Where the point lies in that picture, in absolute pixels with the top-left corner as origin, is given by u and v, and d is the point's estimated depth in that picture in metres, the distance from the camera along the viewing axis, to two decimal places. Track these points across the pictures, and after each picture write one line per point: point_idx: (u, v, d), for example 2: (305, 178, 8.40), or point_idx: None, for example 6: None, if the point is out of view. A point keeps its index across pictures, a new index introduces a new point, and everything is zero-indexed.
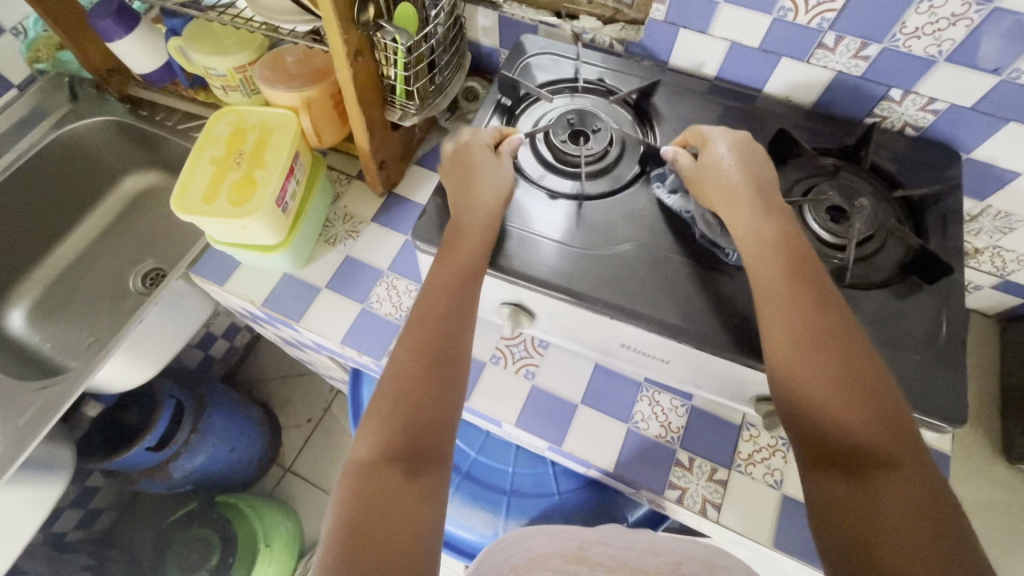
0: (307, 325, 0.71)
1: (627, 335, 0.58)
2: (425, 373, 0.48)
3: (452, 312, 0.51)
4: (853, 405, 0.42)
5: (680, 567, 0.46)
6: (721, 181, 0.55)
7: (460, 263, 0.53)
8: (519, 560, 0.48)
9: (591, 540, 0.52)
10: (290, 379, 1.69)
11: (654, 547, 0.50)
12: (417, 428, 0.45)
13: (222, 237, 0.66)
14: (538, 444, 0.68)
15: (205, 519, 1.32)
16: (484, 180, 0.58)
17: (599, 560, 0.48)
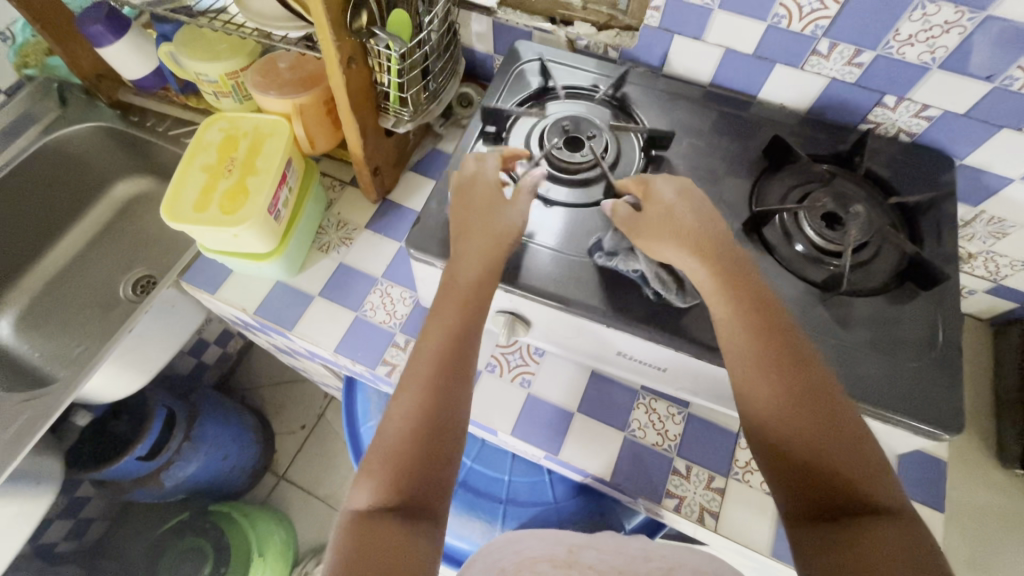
0: (300, 333, 0.70)
1: (624, 343, 0.57)
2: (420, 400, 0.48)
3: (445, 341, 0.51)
4: (834, 467, 0.43)
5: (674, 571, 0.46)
6: (676, 229, 0.51)
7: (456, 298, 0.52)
8: (507, 564, 0.48)
9: (585, 544, 0.51)
10: (284, 386, 1.68)
11: (645, 553, 0.49)
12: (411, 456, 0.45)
13: (213, 246, 0.65)
14: (534, 453, 0.67)
15: (198, 529, 1.30)
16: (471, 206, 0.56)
17: (588, 564, 0.48)
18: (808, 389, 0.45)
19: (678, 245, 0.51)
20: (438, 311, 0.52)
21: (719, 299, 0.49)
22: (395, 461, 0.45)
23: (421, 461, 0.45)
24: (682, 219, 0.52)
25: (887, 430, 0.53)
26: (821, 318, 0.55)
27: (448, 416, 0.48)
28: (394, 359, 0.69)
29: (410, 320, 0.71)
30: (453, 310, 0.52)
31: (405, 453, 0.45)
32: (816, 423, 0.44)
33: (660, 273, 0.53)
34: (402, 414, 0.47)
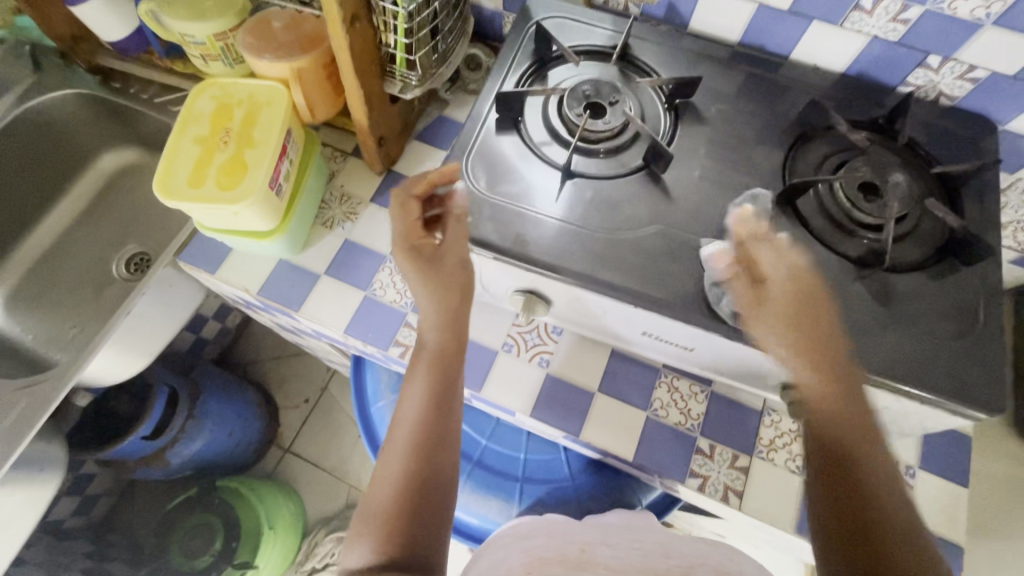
0: (307, 314, 0.68)
1: (649, 323, 0.55)
2: (405, 459, 0.52)
3: (429, 399, 0.55)
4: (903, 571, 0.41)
5: (692, 571, 0.44)
6: (782, 315, 0.48)
7: (436, 362, 0.56)
8: (515, 564, 0.46)
9: (602, 543, 0.50)
10: (286, 360, 1.67)
11: (664, 552, 0.48)
12: (396, 516, 0.49)
13: (211, 224, 0.61)
14: (553, 433, 0.66)
15: (207, 504, 1.30)
16: (431, 254, 0.56)
17: (602, 564, 0.45)
18: (853, 489, 0.45)
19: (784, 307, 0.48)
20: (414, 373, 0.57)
21: (812, 387, 0.48)
22: (383, 520, 0.50)
23: (404, 516, 0.50)
24: (801, 272, 0.49)
25: (920, 410, 0.52)
26: (857, 296, 0.53)
27: (428, 474, 0.52)
28: (407, 340, 0.66)
29: None
30: (429, 373, 0.56)
31: (399, 510, 0.50)
32: (863, 525, 0.44)
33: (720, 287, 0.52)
34: (389, 475, 0.52)
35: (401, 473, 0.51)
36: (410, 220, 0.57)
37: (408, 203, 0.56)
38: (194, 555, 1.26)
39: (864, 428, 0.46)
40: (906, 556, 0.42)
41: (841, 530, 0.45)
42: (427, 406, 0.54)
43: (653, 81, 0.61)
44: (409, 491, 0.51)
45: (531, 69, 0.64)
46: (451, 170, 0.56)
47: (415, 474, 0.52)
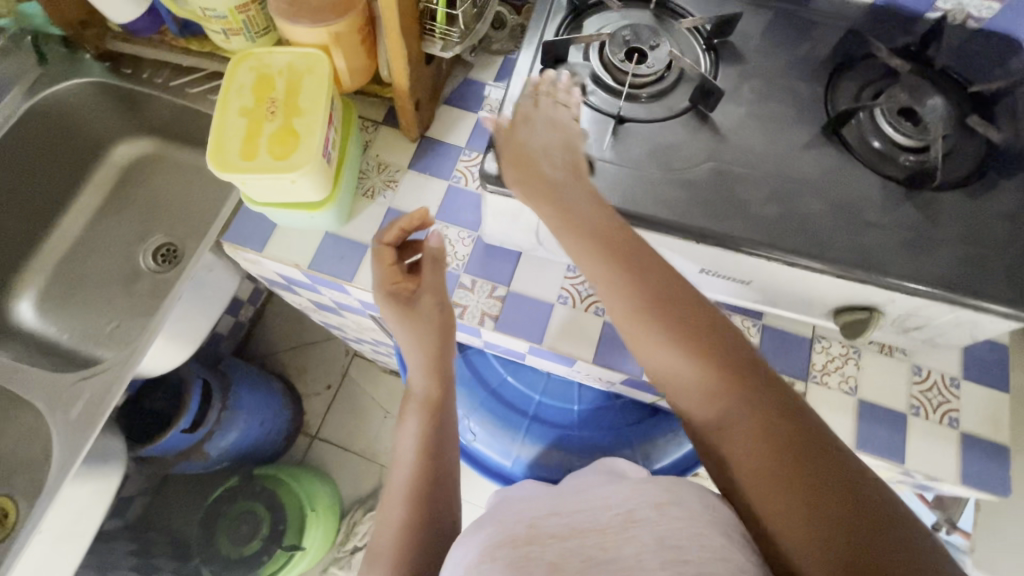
0: (361, 283, 0.68)
1: (708, 258, 0.57)
2: (406, 502, 0.58)
3: (426, 439, 0.61)
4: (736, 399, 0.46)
5: (633, 513, 0.42)
6: (538, 171, 0.55)
7: (429, 410, 0.63)
8: (471, 559, 0.44)
9: (566, 499, 0.47)
10: (303, 349, 1.68)
11: (607, 500, 0.44)
12: (405, 555, 0.55)
13: (262, 198, 0.61)
14: (614, 378, 0.68)
15: (248, 493, 1.29)
16: (413, 315, 0.63)
17: (549, 534, 0.43)
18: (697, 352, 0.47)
19: (535, 187, 0.54)
20: (407, 418, 0.63)
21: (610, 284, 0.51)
22: (395, 560, 0.55)
23: (414, 551, 0.55)
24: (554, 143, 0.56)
25: (971, 318, 0.55)
26: (908, 215, 0.55)
27: (435, 508, 0.58)
28: (463, 301, 0.67)
29: (473, 260, 0.69)
30: (420, 416, 0.63)
31: (404, 549, 0.55)
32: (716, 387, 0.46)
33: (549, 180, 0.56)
34: (392, 522, 0.57)
35: (406, 519, 0.57)
36: (389, 266, 0.65)
37: (382, 251, 0.64)
38: (241, 542, 1.25)
39: (678, 300, 0.49)
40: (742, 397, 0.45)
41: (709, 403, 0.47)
42: (422, 445, 0.61)
43: (691, 23, 0.62)
44: (410, 535, 0.56)
45: (567, 20, 0.64)
46: (421, 215, 0.64)
47: (414, 519, 0.57)
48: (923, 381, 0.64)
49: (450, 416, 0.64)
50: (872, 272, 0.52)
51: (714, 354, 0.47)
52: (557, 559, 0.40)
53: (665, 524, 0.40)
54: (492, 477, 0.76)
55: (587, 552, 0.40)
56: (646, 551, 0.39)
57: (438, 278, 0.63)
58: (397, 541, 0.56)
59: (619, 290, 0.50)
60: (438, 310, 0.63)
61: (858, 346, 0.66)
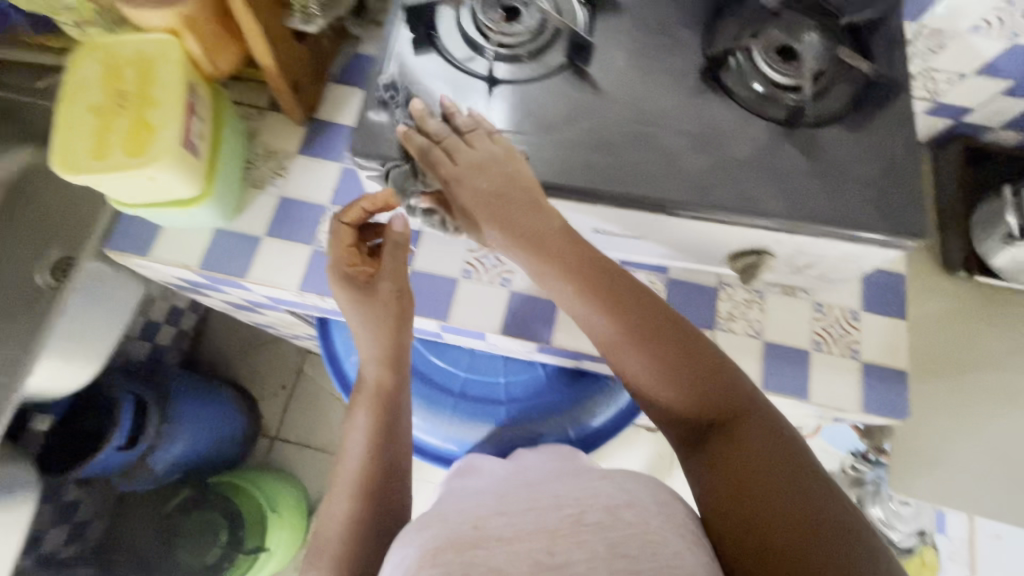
0: (256, 278, 0.65)
1: (596, 217, 0.57)
2: (356, 491, 0.58)
3: (377, 427, 0.62)
4: (695, 404, 0.50)
5: (581, 518, 0.44)
6: (499, 188, 0.51)
7: (382, 399, 0.63)
8: (410, 559, 0.44)
9: (512, 497, 0.49)
10: (254, 352, 1.64)
11: (555, 500, 0.47)
12: (354, 544, 0.56)
13: (130, 199, 0.57)
14: (527, 348, 0.68)
15: (206, 502, 1.27)
16: (367, 307, 0.60)
17: (494, 535, 0.44)
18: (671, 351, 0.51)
19: (499, 223, 0.52)
20: (359, 405, 0.63)
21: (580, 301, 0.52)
22: (344, 550, 0.56)
23: (363, 541, 0.57)
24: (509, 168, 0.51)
25: (857, 251, 0.55)
26: (787, 154, 0.55)
27: (386, 496, 0.59)
28: None
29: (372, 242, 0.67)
30: (371, 407, 0.63)
31: (352, 539, 0.56)
32: (688, 387, 0.50)
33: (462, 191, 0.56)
34: (340, 513, 0.58)
35: (355, 510, 0.58)
36: (347, 247, 0.61)
37: (341, 230, 0.61)
38: (200, 552, 1.24)
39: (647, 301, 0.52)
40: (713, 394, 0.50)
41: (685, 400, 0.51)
42: (372, 436, 0.61)
43: None
44: (358, 525, 0.57)
45: None
46: (384, 197, 0.59)
47: (365, 510, 0.58)
48: (824, 316, 0.66)
49: (402, 401, 0.65)
50: (752, 215, 0.52)
51: (679, 353, 0.50)
52: (500, 563, 0.42)
53: (611, 527, 0.43)
54: (428, 458, 0.77)
55: (532, 555, 0.42)
56: (596, 560, 0.41)
57: (397, 262, 0.61)
58: (347, 530, 0.57)
59: (580, 298, 0.51)
60: (395, 297, 0.61)
61: (762, 290, 0.67)
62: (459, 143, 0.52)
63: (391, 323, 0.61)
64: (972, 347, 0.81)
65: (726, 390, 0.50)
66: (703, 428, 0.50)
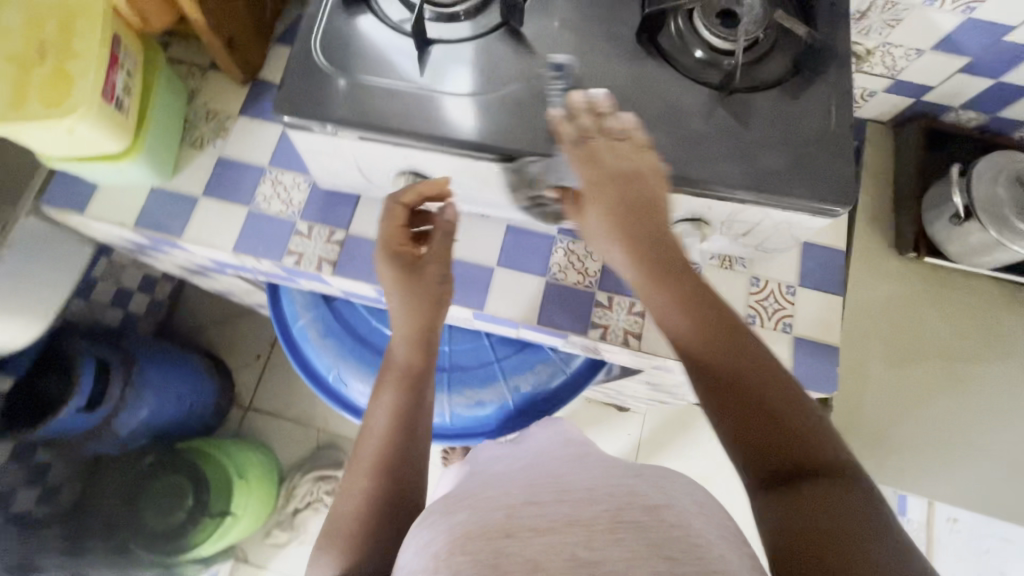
0: (192, 239, 0.65)
1: (529, 182, 0.55)
2: (371, 477, 0.55)
3: (398, 414, 0.57)
4: (771, 425, 0.43)
5: (619, 515, 0.40)
6: (613, 185, 0.49)
7: (407, 385, 0.59)
8: (436, 547, 0.42)
9: (543, 482, 0.45)
10: (229, 323, 1.65)
11: (589, 491, 0.43)
12: (360, 532, 0.54)
13: (57, 152, 0.57)
14: (464, 315, 0.68)
15: (171, 466, 1.29)
16: (406, 284, 0.57)
17: (526, 525, 0.41)
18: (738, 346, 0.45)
19: (610, 214, 0.49)
20: (379, 389, 0.59)
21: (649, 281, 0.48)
22: (352, 534, 0.54)
23: (371, 530, 0.54)
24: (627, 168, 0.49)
25: (787, 219, 0.55)
26: (720, 121, 0.54)
27: (398, 491, 0.55)
28: (300, 248, 0.65)
29: (311, 205, 0.66)
30: (394, 388, 0.59)
31: (360, 525, 0.54)
32: (768, 400, 0.43)
33: (554, 158, 0.51)
34: (352, 496, 0.55)
35: (368, 496, 0.55)
36: (396, 226, 0.58)
37: (394, 210, 0.57)
38: (166, 514, 1.27)
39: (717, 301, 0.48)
40: (793, 425, 0.43)
41: (760, 414, 0.43)
42: (392, 422, 0.57)
43: None
44: (368, 512, 0.54)
45: None
46: (439, 184, 0.55)
47: (376, 498, 0.55)
48: (760, 291, 0.66)
49: (427, 388, 0.59)
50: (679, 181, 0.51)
51: (760, 366, 0.45)
52: (536, 557, 0.39)
53: (654, 528, 0.39)
54: None
55: (569, 550, 0.39)
56: (635, 560, 0.37)
57: (444, 248, 0.59)
58: (357, 515, 0.54)
59: (641, 277, 0.48)
60: (440, 282, 0.59)
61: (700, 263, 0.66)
62: (604, 143, 0.49)
63: (425, 307, 0.58)
64: (907, 319, 0.83)
65: (804, 426, 0.43)
66: (775, 457, 0.42)
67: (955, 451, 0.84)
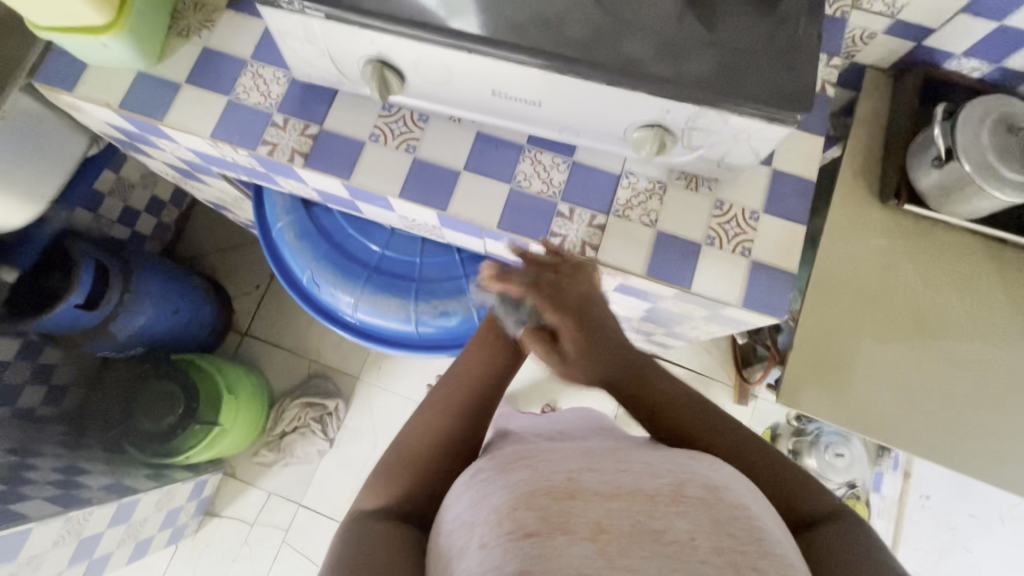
0: (173, 123, 0.68)
1: (492, 76, 0.56)
2: (447, 416, 0.58)
3: (483, 373, 0.62)
4: (771, 471, 0.52)
5: (682, 490, 0.42)
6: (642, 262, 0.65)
7: (496, 352, 0.64)
8: (499, 502, 0.42)
9: (600, 451, 0.47)
10: (231, 251, 1.69)
11: (648, 466, 0.44)
12: (418, 468, 0.55)
13: (43, 19, 0.59)
14: (430, 218, 0.70)
15: (167, 375, 1.36)
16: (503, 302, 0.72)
17: (592, 490, 0.42)
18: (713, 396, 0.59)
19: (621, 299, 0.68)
20: (470, 350, 0.65)
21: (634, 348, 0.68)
22: (408, 466, 0.55)
23: (427, 469, 0.55)
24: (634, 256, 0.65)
25: (745, 128, 0.54)
26: (688, 23, 0.53)
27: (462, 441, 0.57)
28: (275, 139, 0.67)
29: (289, 99, 0.68)
30: (482, 352, 0.65)
31: (418, 456, 0.56)
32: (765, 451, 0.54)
33: (655, 183, 0.66)
34: (417, 431, 0.58)
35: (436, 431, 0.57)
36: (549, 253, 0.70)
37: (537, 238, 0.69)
38: (159, 418, 1.32)
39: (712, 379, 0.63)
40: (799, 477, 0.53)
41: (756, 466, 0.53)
42: (476, 376, 0.62)
43: None
44: (432, 449, 0.56)
45: None
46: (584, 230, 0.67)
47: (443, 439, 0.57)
48: (723, 213, 0.66)
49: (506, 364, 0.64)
50: (639, 78, 0.51)
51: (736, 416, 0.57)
52: (601, 520, 0.40)
53: (715, 506, 0.41)
54: (338, 325, 0.82)
55: (633, 518, 0.40)
56: (699, 532, 0.39)
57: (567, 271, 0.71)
58: (418, 452, 0.56)
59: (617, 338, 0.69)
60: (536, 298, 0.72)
61: (665, 182, 0.67)
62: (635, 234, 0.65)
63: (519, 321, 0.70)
64: (882, 287, 0.83)
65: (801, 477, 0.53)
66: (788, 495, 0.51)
67: (949, 408, 0.80)
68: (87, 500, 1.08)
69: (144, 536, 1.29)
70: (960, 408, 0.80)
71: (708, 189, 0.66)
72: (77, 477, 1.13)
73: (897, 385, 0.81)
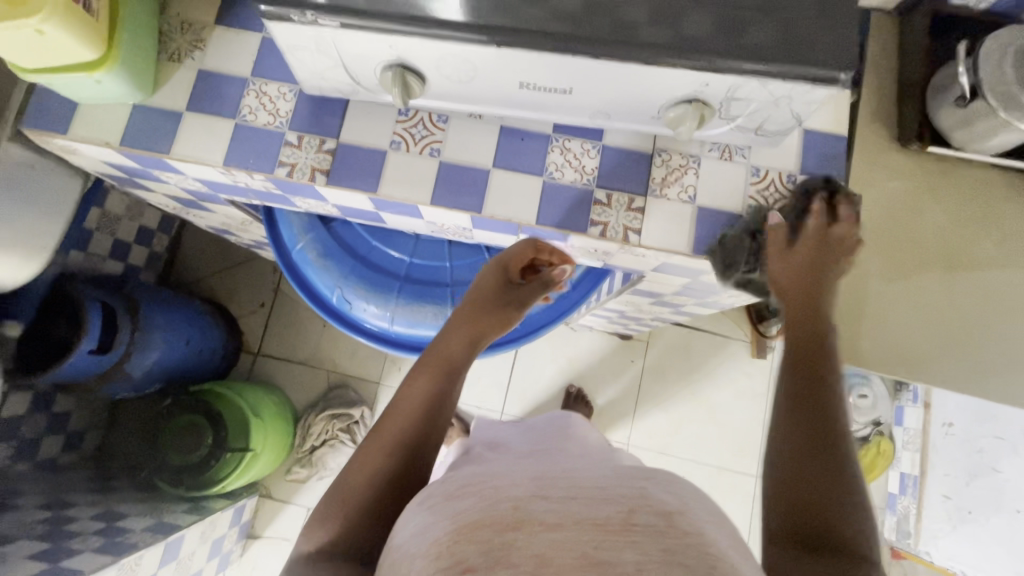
0: (181, 155, 0.64)
1: (519, 68, 0.53)
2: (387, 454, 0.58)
3: (430, 402, 0.61)
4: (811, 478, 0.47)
5: (632, 517, 0.38)
6: None
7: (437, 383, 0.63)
8: (440, 533, 0.40)
9: (551, 477, 0.44)
10: (230, 271, 1.65)
11: (596, 487, 0.42)
12: (356, 505, 0.55)
13: (28, 61, 0.55)
14: (462, 220, 0.68)
15: (185, 407, 1.33)
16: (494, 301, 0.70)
17: (537, 520, 0.39)
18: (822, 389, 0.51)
19: None
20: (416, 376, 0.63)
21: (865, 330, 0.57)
22: (346, 505, 0.55)
23: (369, 506, 0.55)
24: None
25: (787, 93, 0.52)
26: None
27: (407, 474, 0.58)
28: (291, 159, 0.64)
29: (299, 115, 0.65)
30: (429, 377, 0.63)
31: (358, 496, 0.55)
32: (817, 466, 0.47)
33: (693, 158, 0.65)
34: (358, 471, 0.57)
35: (377, 473, 0.57)
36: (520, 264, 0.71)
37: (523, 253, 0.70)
38: (188, 452, 1.29)
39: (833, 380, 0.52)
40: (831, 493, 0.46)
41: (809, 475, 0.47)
42: (421, 406, 0.61)
43: None
44: (372, 486, 0.56)
45: None
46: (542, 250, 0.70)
47: (382, 474, 0.57)
48: (760, 180, 0.65)
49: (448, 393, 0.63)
50: (678, 52, 0.49)
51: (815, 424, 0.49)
52: (544, 551, 0.37)
53: (667, 534, 0.37)
54: (371, 338, 0.80)
55: (581, 549, 0.37)
56: (647, 564, 0.36)
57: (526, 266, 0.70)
58: (356, 491, 0.56)
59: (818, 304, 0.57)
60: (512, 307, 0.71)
61: (698, 155, 0.65)
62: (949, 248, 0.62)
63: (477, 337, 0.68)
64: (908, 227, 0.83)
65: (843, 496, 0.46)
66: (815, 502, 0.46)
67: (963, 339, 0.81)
68: (135, 545, 1.04)
69: (194, 570, 1.28)
70: (978, 340, 0.81)
71: (744, 158, 0.65)
72: (118, 523, 1.11)
73: (923, 320, 0.81)
